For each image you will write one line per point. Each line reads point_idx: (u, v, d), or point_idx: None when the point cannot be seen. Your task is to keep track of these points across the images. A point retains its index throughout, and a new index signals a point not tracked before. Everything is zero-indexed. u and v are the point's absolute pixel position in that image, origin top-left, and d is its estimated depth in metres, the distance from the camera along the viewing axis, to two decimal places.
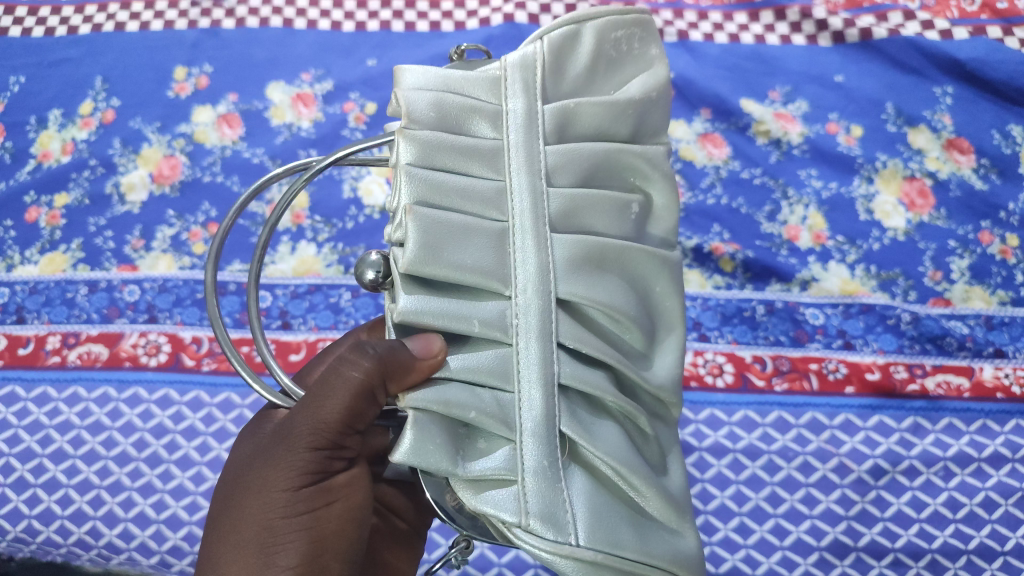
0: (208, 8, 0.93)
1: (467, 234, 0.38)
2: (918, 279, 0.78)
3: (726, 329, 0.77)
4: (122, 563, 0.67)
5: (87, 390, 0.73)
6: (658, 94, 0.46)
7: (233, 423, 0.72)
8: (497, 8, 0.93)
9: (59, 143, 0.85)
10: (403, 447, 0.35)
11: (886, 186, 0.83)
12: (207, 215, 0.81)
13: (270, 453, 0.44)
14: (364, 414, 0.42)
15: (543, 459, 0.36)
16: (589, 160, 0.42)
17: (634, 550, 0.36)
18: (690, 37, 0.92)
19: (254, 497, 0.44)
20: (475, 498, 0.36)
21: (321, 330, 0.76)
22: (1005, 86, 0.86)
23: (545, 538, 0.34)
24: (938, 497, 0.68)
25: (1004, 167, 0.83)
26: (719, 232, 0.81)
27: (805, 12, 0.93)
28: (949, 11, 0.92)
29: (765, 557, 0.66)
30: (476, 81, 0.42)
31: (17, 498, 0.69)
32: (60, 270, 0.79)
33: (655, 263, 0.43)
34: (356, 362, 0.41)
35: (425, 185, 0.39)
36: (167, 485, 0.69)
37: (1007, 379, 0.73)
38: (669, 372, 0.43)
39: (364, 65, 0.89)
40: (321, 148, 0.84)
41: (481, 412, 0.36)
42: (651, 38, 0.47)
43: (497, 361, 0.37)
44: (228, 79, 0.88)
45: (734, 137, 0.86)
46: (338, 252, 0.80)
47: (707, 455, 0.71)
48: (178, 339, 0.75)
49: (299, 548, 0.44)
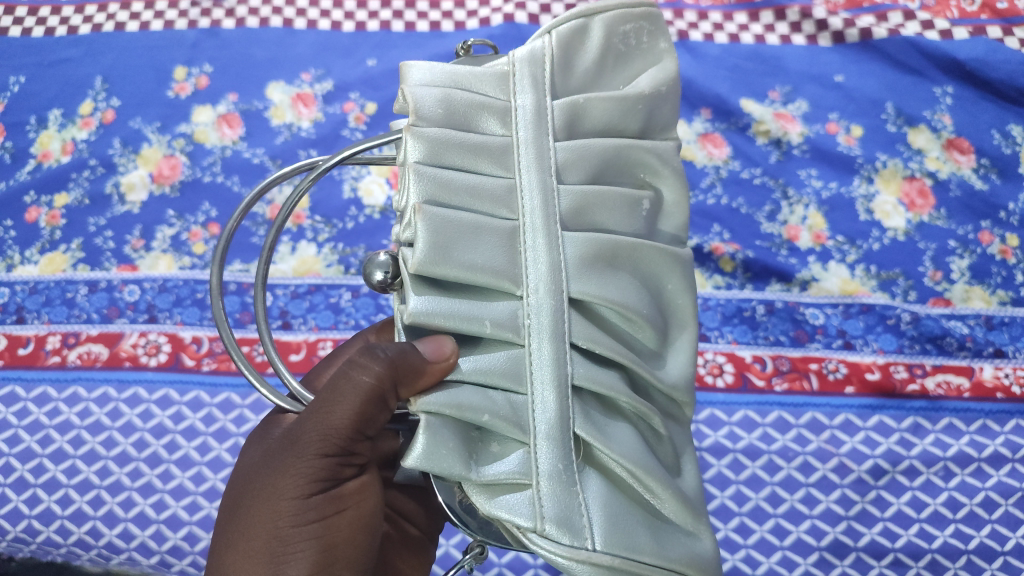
0: (208, 8, 0.93)
1: (477, 233, 0.38)
2: (918, 279, 0.78)
3: (726, 329, 0.77)
4: (122, 563, 0.67)
5: (87, 390, 0.73)
6: (668, 88, 0.45)
7: (233, 423, 0.72)
8: (497, 8, 0.93)
9: (59, 143, 0.85)
10: (415, 452, 0.35)
11: (887, 186, 0.83)
12: (207, 215, 0.81)
13: (278, 460, 0.44)
14: (374, 420, 0.43)
15: (558, 463, 0.36)
16: (599, 156, 0.42)
17: (651, 555, 0.36)
18: (690, 37, 0.92)
19: (262, 506, 0.44)
20: (490, 503, 0.36)
21: (321, 330, 0.76)
22: (1005, 86, 0.86)
23: (560, 543, 0.34)
24: (938, 497, 0.68)
25: (1004, 167, 0.83)
26: (719, 232, 0.81)
27: (806, 12, 0.93)
28: (949, 11, 0.92)
29: (765, 557, 0.66)
30: (485, 78, 0.42)
31: (17, 498, 0.69)
32: (60, 270, 0.79)
33: (667, 260, 0.43)
34: (367, 366, 0.41)
35: (434, 183, 0.39)
36: (167, 485, 0.69)
37: (1007, 379, 0.73)
38: (683, 371, 0.43)
39: (364, 65, 0.89)
40: (321, 149, 0.84)
41: (494, 414, 0.36)
42: (660, 31, 0.46)
43: (509, 363, 0.37)
44: (228, 79, 0.88)
45: (734, 137, 0.86)
46: (338, 252, 0.80)
47: (707, 455, 0.71)
48: (178, 339, 0.75)
49: (310, 557, 0.44)
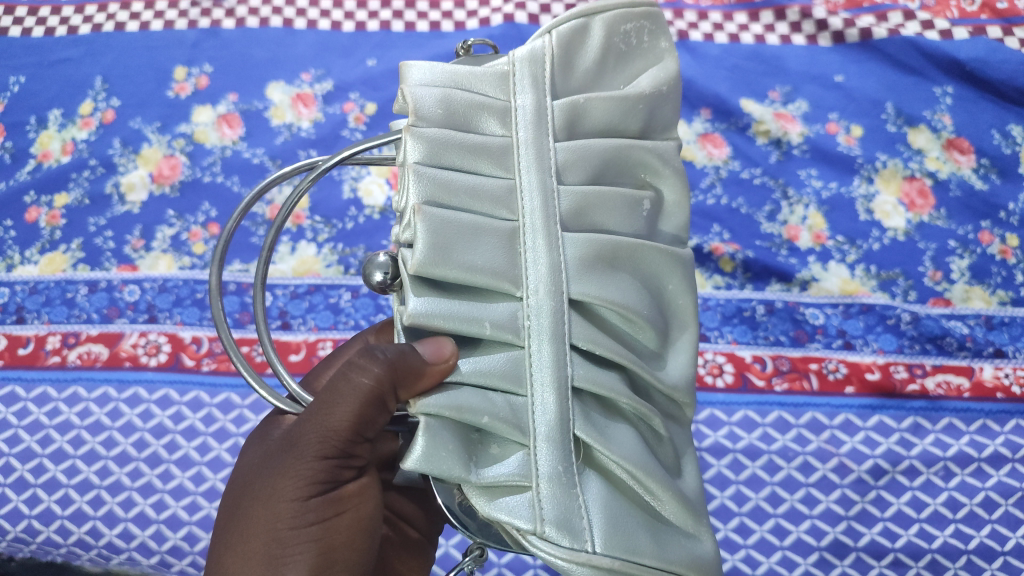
0: (208, 8, 0.93)
1: (477, 234, 0.38)
2: (918, 279, 0.78)
3: (726, 329, 0.77)
4: (122, 563, 0.67)
5: (87, 390, 0.73)
6: (668, 88, 0.45)
7: (233, 423, 0.72)
8: (497, 8, 0.93)
9: (59, 143, 0.85)
10: (414, 454, 0.35)
11: (887, 186, 0.83)
12: (207, 215, 0.81)
13: (277, 462, 0.44)
14: (373, 422, 0.43)
15: (558, 465, 0.36)
16: (599, 156, 0.42)
17: (652, 557, 0.36)
18: (690, 37, 0.92)
19: (261, 507, 0.44)
20: (490, 505, 0.36)
21: (321, 330, 0.76)
22: (1005, 86, 0.86)
23: (560, 545, 0.34)
24: (938, 497, 0.68)
25: (1004, 167, 0.83)
26: (719, 232, 0.81)
27: (805, 12, 0.93)
28: (949, 11, 0.92)
29: (765, 557, 0.66)
30: (485, 77, 0.42)
31: (16, 498, 0.69)
32: (60, 270, 0.79)
33: (667, 261, 0.43)
34: (367, 368, 0.41)
35: (433, 183, 0.39)
36: (167, 485, 0.69)
37: (1007, 379, 0.73)
38: (684, 372, 0.43)
39: (364, 65, 0.89)
40: (321, 149, 0.84)
41: (493, 416, 0.36)
42: (661, 31, 0.47)
43: (509, 364, 0.37)
44: (228, 80, 0.88)
45: (734, 137, 0.86)
46: (338, 252, 0.80)
47: (707, 455, 0.71)
48: (178, 339, 0.75)
49: (308, 559, 0.44)
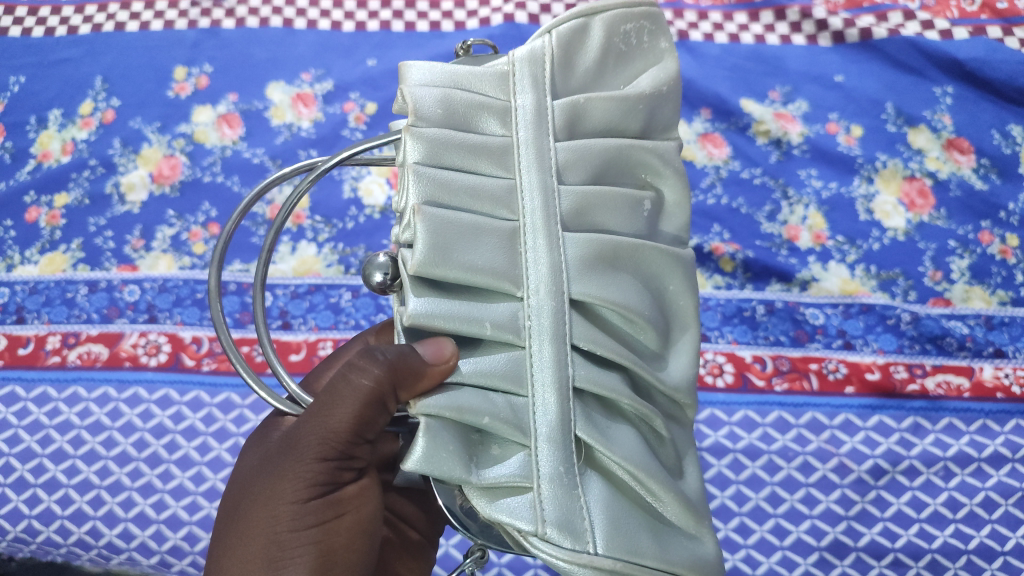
0: (208, 8, 0.93)
1: (477, 234, 0.38)
2: (918, 279, 0.78)
3: (726, 329, 0.77)
4: (122, 563, 0.67)
5: (87, 390, 0.73)
6: (669, 88, 0.45)
7: (233, 423, 0.72)
8: (497, 8, 0.93)
9: (59, 143, 0.85)
10: (415, 455, 0.35)
11: (886, 186, 0.83)
12: (207, 215, 0.81)
13: (277, 463, 0.44)
14: (373, 423, 0.43)
15: (559, 466, 0.36)
16: (600, 156, 0.42)
17: (654, 558, 0.36)
18: (690, 37, 0.92)
19: (261, 510, 0.44)
20: (491, 506, 0.36)
21: (321, 330, 0.76)
22: (1005, 86, 0.86)
23: (562, 546, 0.34)
24: (938, 497, 0.68)
25: (1004, 167, 0.83)
26: (719, 232, 0.81)
27: (805, 12, 0.93)
28: (949, 11, 0.92)
29: (765, 557, 0.66)
30: (484, 77, 0.42)
31: (16, 498, 0.69)
32: (60, 270, 0.79)
33: (668, 261, 0.43)
34: (367, 369, 0.41)
35: (433, 183, 0.39)
36: (167, 485, 0.69)
37: (1007, 379, 0.73)
38: (685, 373, 0.43)
39: (364, 65, 0.89)
40: (321, 149, 0.84)
41: (494, 417, 0.36)
42: (661, 31, 0.47)
43: (510, 365, 0.37)
44: (228, 79, 0.88)
45: (734, 137, 0.86)
46: (338, 252, 0.80)
47: (707, 455, 0.71)
48: (178, 339, 0.75)
49: (309, 562, 0.43)
